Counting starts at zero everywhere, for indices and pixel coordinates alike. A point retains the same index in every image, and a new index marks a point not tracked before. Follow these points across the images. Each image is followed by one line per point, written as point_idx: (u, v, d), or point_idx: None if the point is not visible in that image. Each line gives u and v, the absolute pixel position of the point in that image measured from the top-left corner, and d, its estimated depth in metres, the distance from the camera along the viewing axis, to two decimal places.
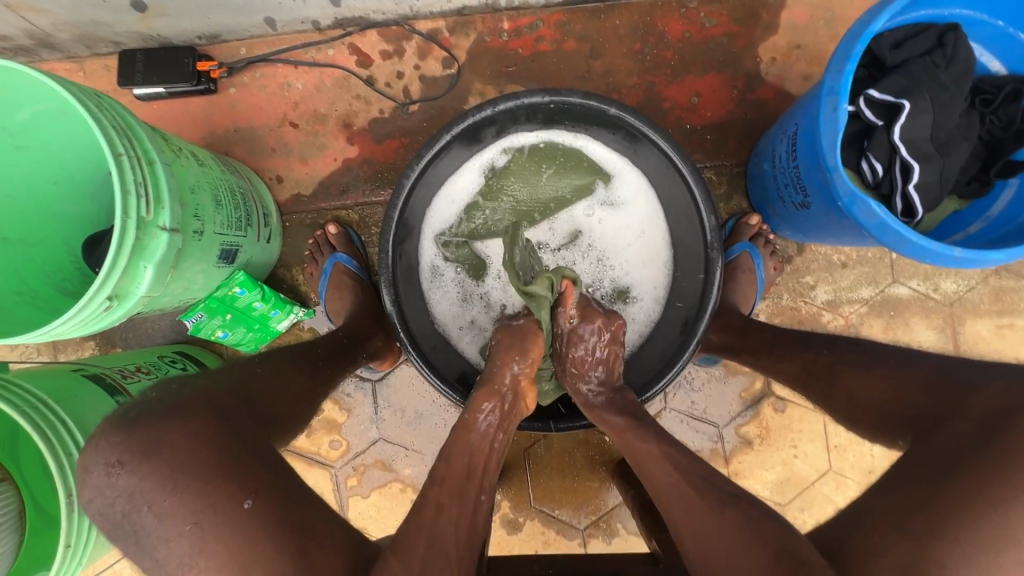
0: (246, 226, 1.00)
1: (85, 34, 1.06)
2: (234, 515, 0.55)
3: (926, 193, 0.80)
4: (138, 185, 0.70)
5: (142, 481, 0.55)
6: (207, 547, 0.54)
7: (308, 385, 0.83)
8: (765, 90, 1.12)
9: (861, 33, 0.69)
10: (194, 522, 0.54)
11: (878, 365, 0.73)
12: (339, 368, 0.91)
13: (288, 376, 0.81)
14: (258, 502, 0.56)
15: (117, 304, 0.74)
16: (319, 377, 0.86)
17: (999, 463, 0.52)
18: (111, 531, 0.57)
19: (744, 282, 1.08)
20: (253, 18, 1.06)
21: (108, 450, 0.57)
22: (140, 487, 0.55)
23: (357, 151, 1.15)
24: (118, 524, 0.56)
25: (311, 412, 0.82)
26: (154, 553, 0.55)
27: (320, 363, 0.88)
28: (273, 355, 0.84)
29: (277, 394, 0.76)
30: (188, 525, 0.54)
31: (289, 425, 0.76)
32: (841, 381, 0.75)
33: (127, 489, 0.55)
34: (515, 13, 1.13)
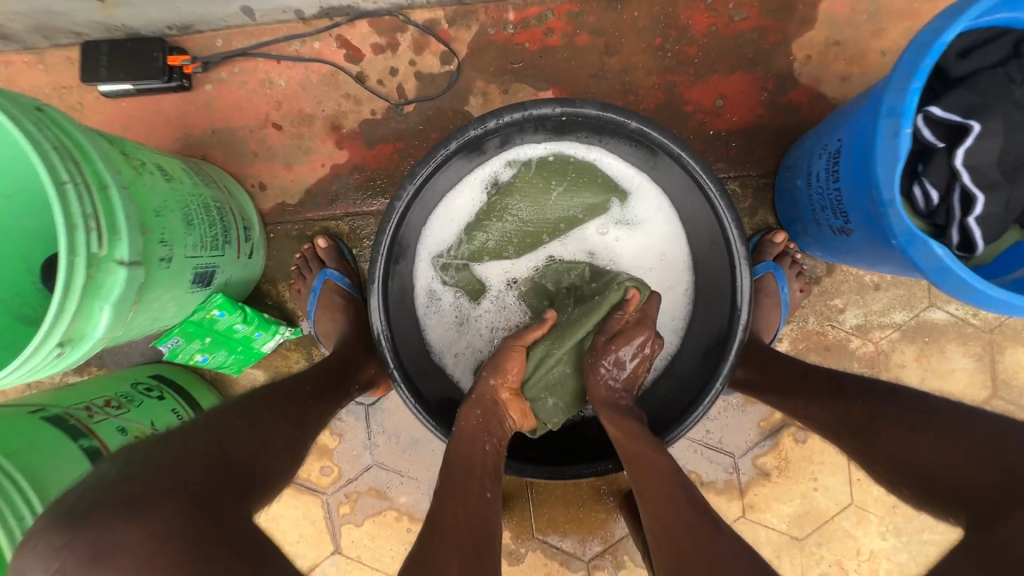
0: (223, 245, 0.90)
1: (40, 24, 0.95)
2: None
3: (988, 226, 0.70)
4: (87, 217, 0.61)
5: None
6: None
7: (295, 432, 0.75)
8: (798, 92, 1.01)
9: (932, 44, 0.59)
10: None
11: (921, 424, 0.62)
12: (330, 407, 0.83)
13: (272, 424, 0.72)
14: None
15: (70, 349, 0.65)
16: (307, 420, 0.78)
17: None
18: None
19: (768, 307, 0.99)
20: (229, 7, 0.95)
21: (49, 554, 0.47)
22: None
23: (347, 156, 1.05)
24: None
25: (300, 461, 0.73)
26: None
27: (309, 405, 0.80)
28: (255, 399, 0.75)
29: (262, 447, 0.68)
30: None
31: (275, 480, 0.68)
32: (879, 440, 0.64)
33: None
34: (522, 2, 1.01)
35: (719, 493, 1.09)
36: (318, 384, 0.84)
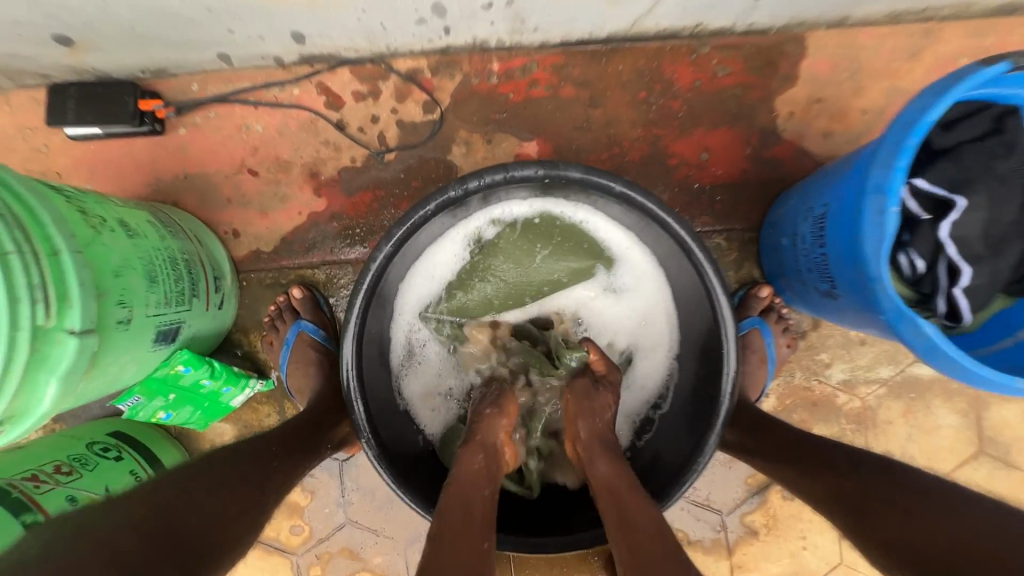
0: (189, 298, 0.86)
1: (4, 67, 0.91)
2: None
3: (973, 297, 0.70)
4: (33, 287, 0.57)
5: None
6: None
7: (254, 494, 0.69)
8: (782, 147, 1.02)
9: (916, 124, 0.59)
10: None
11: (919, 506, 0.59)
12: (297, 466, 0.78)
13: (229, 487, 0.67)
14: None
15: (11, 426, 0.60)
16: (270, 482, 0.73)
17: None
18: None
19: (754, 364, 0.97)
20: (204, 53, 0.92)
21: None
22: None
23: (326, 204, 1.02)
24: None
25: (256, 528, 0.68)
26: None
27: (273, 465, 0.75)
28: (216, 457, 0.71)
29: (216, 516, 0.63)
30: None
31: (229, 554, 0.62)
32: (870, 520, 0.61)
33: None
34: (507, 53, 0.99)
35: (706, 551, 1.06)
36: (285, 442, 0.79)
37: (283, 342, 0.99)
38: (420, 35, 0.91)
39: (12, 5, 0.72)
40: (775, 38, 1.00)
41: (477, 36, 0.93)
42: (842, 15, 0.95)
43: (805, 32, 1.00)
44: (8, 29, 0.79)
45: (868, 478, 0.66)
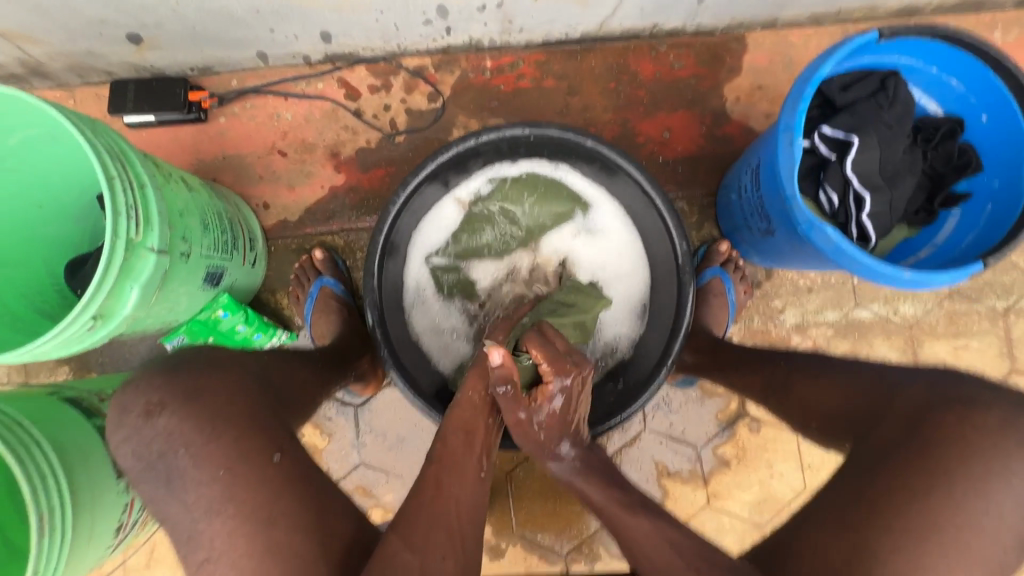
0: (232, 250, 1.01)
1: (76, 63, 1.09)
2: (266, 464, 0.70)
3: (878, 221, 0.86)
4: (128, 207, 0.72)
5: (182, 422, 0.70)
6: (235, 492, 0.67)
7: (311, 379, 0.93)
8: (732, 126, 1.20)
9: (810, 77, 0.77)
10: (228, 468, 0.68)
11: (829, 372, 0.71)
12: (335, 378, 0.99)
13: (295, 368, 0.91)
14: (285, 457, 0.71)
15: (100, 324, 0.75)
16: (322, 375, 0.96)
17: (926, 454, 0.53)
18: (143, 473, 0.69)
19: (716, 305, 1.11)
20: (246, 52, 1.10)
21: (150, 393, 0.71)
22: (181, 426, 0.69)
23: (344, 178, 1.19)
24: (152, 465, 0.69)
25: (312, 406, 0.91)
26: (182, 496, 0.67)
27: (322, 364, 0.98)
28: (277, 356, 0.91)
29: (286, 385, 0.86)
30: (222, 470, 0.68)
31: (299, 409, 0.86)
32: (796, 389, 0.73)
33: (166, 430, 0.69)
34: (498, 52, 1.19)
35: (684, 482, 1.18)
36: (326, 356, 1.00)
37: (307, 295, 1.13)
38: (426, 34, 1.10)
39: (102, 4, 0.91)
40: (721, 38, 1.20)
41: (473, 36, 1.13)
42: (773, 17, 1.16)
43: (745, 33, 1.20)
44: (91, 27, 0.97)
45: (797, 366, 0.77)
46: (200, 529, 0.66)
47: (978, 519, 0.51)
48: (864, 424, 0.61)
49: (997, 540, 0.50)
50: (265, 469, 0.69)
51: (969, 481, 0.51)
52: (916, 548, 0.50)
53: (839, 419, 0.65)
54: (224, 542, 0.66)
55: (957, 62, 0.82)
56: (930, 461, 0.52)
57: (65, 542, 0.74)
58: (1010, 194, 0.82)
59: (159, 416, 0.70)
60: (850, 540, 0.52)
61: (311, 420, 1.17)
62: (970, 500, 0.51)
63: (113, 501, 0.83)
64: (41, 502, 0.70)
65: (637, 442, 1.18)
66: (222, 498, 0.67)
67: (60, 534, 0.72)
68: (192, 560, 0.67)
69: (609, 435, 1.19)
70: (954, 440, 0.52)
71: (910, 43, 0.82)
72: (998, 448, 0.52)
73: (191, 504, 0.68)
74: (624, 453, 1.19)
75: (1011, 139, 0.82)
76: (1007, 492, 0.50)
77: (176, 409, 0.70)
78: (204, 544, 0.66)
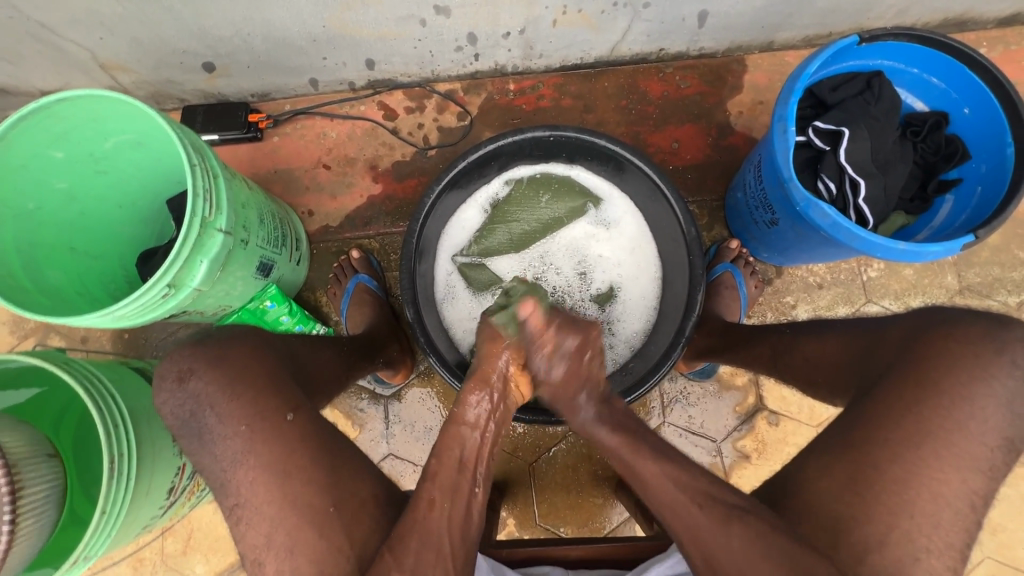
0: (282, 246, 1.12)
1: (157, 91, 1.26)
2: (280, 424, 0.67)
3: (874, 205, 0.93)
4: (205, 192, 0.84)
5: (207, 386, 0.69)
6: (255, 447, 0.66)
7: (338, 359, 0.95)
8: (735, 137, 1.31)
9: (799, 75, 0.86)
10: (248, 424, 0.67)
11: (830, 330, 0.82)
12: (361, 363, 1.02)
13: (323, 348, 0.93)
14: (299, 415, 0.69)
15: (172, 293, 0.85)
16: (348, 358, 0.99)
17: (914, 377, 0.64)
18: (180, 430, 0.69)
19: (728, 297, 1.17)
20: (301, 79, 1.26)
21: (179, 362, 0.71)
22: (205, 391, 0.68)
23: (381, 188, 1.31)
24: (185, 423, 0.69)
25: (341, 383, 0.94)
26: (212, 448, 0.67)
27: (348, 349, 1.00)
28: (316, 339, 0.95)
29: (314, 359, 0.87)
30: (242, 427, 0.67)
31: (325, 387, 0.87)
32: (801, 347, 0.85)
33: (195, 391, 0.69)
34: (520, 77, 1.33)
35: None
36: (353, 344, 1.03)
37: (344, 291, 1.23)
38: (457, 61, 1.25)
39: (187, 36, 1.08)
40: (722, 60, 1.32)
41: (498, 62, 1.27)
42: (769, 40, 1.28)
43: (744, 55, 1.32)
44: (174, 57, 1.14)
45: (798, 330, 0.88)
46: (227, 477, 0.66)
47: (969, 426, 0.61)
48: (861, 363, 0.72)
49: (981, 440, 0.61)
50: (279, 427, 0.67)
51: (954, 390, 0.62)
52: (917, 453, 0.61)
53: (843, 368, 0.75)
54: (247, 490, 0.65)
55: (935, 60, 0.91)
56: (923, 379, 0.63)
57: (127, 489, 0.81)
58: (997, 177, 0.89)
59: (190, 379, 0.69)
60: (850, 459, 0.63)
61: (344, 410, 1.23)
62: (960, 410, 0.61)
63: (169, 462, 0.91)
64: (114, 447, 0.79)
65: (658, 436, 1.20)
66: (242, 451, 0.66)
67: (125, 480, 0.81)
68: (224, 506, 0.66)
69: None
70: (944, 354, 0.64)
71: (889, 46, 0.92)
72: (981, 364, 0.63)
73: (219, 456, 0.67)
74: None
75: (993, 128, 0.90)
76: (991, 399, 0.61)
77: (203, 372, 0.69)
78: (233, 490, 0.66)
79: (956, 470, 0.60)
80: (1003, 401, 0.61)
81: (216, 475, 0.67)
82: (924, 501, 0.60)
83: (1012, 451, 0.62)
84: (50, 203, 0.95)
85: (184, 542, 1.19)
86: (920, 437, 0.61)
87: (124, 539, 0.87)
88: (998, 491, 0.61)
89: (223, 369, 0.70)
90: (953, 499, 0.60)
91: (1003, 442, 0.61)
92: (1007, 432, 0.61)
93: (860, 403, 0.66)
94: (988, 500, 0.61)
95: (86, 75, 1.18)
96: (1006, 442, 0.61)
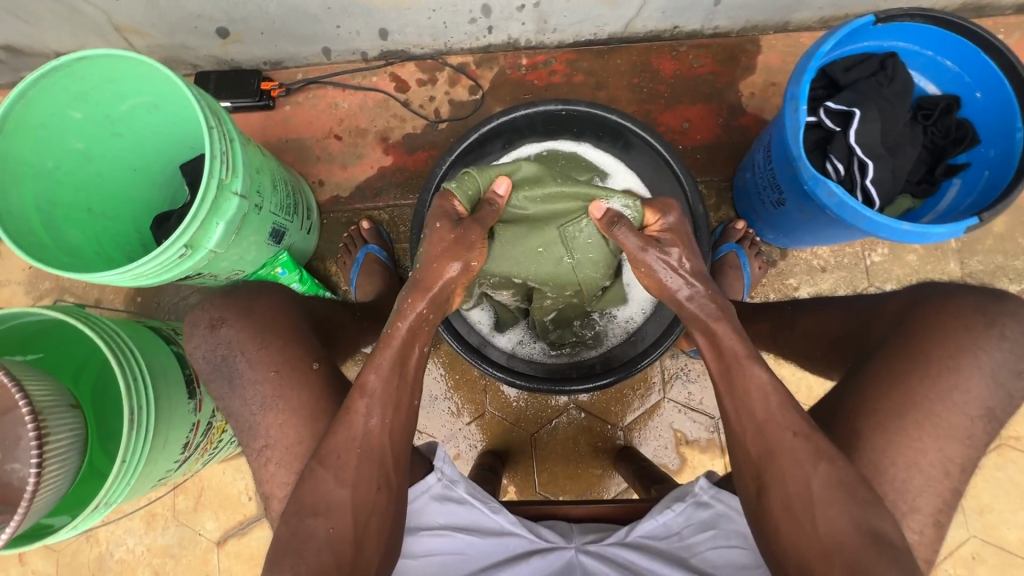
0: (294, 214, 1.14)
1: (170, 56, 1.26)
2: (307, 370, 0.78)
3: (881, 187, 0.94)
4: (222, 155, 0.85)
5: (239, 332, 0.81)
6: (287, 388, 0.76)
7: (343, 326, 0.98)
8: (746, 118, 1.31)
9: (813, 53, 0.86)
10: (277, 369, 0.78)
11: None
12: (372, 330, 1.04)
13: (325, 320, 0.94)
14: (323, 365, 0.80)
15: (189, 254, 0.87)
16: (353, 326, 1.00)
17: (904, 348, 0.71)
18: (210, 374, 0.80)
19: (732, 277, 1.19)
20: (314, 47, 1.26)
21: (214, 310, 0.83)
22: (236, 336, 0.80)
23: (392, 160, 1.32)
24: (217, 366, 0.80)
25: (341, 347, 0.97)
26: (241, 392, 0.78)
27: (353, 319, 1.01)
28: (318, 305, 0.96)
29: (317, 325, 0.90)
30: (272, 372, 0.77)
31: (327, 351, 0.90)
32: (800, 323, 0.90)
33: (227, 338, 0.80)
34: (532, 51, 1.32)
35: (702, 450, 1.22)
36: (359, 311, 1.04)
37: (354, 261, 1.24)
38: (470, 33, 1.25)
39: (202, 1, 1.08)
40: (736, 40, 1.32)
41: (511, 35, 1.27)
42: (784, 21, 1.28)
43: (759, 35, 1.32)
44: (189, 21, 1.14)
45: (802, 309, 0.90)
46: (256, 417, 0.76)
47: (951, 393, 0.68)
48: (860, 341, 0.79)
49: (963, 410, 0.68)
50: (307, 373, 0.78)
51: (944, 361, 0.69)
52: (901, 421, 0.69)
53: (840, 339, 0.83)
54: (277, 426, 0.75)
55: (950, 43, 0.91)
56: None
57: (146, 442, 0.84)
58: (1005, 160, 0.90)
59: (222, 326, 0.81)
60: None
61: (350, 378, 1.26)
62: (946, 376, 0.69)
63: (184, 418, 0.94)
64: (133, 400, 0.82)
65: (657, 411, 1.23)
66: (274, 396, 0.77)
67: (145, 432, 0.84)
68: (253, 443, 0.77)
69: (629, 403, 1.24)
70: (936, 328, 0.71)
71: (905, 27, 0.92)
72: (969, 332, 0.70)
73: (249, 401, 0.78)
74: (644, 422, 1.23)
75: (1003, 113, 0.91)
76: (973, 370, 0.69)
77: (234, 320, 0.81)
78: (262, 429, 0.76)
79: (933, 439, 0.68)
80: (987, 372, 0.69)
81: (246, 414, 0.77)
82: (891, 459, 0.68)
83: (991, 421, 0.70)
84: (68, 163, 0.96)
85: (194, 500, 1.23)
86: (906, 408, 0.69)
87: (141, 491, 0.90)
88: (971, 457, 0.69)
89: (254, 320, 0.82)
90: (929, 470, 0.68)
91: (983, 412, 0.69)
92: (989, 402, 0.69)
93: (858, 377, 0.73)
94: (963, 469, 0.69)
95: (101, 38, 1.18)
96: (987, 412, 0.69)
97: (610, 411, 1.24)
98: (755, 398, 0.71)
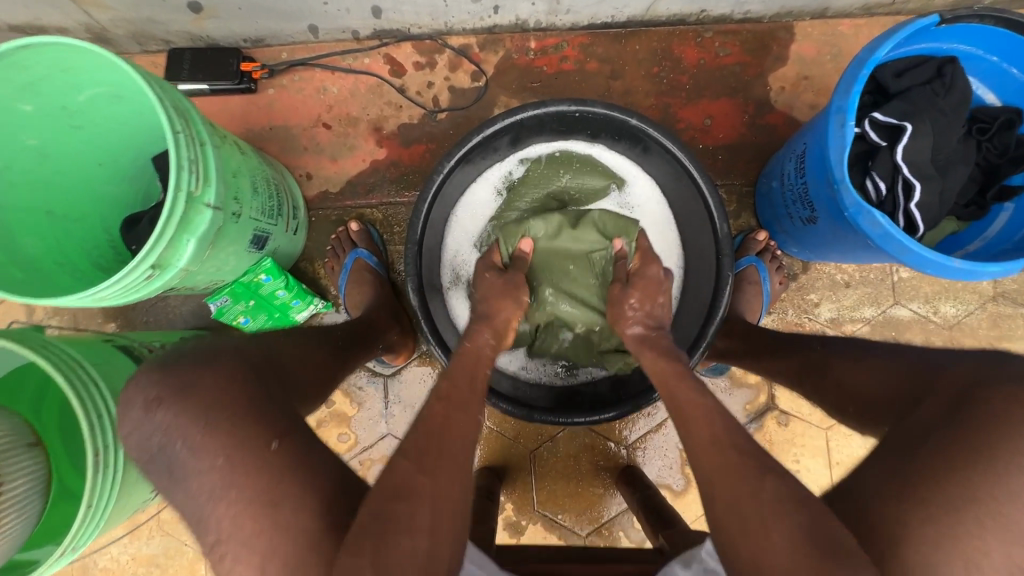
0: (277, 216, 1.04)
1: (138, 30, 1.13)
2: (263, 453, 0.54)
3: (927, 212, 0.85)
4: (191, 163, 0.74)
5: (176, 417, 0.55)
6: None
7: (327, 361, 0.82)
8: (774, 116, 1.19)
9: (867, 60, 0.75)
10: (226, 457, 0.54)
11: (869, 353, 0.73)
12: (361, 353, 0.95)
13: (310, 349, 0.80)
14: (287, 443, 0.56)
15: (157, 274, 0.77)
16: (338, 359, 0.86)
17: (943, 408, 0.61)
18: (146, 464, 0.57)
19: (750, 293, 1.11)
20: (298, 25, 1.13)
21: (146, 386, 0.57)
22: (174, 422, 0.55)
23: (386, 153, 1.21)
24: (152, 459, 0.56)
25: (328, 388, 0.80)
26: None
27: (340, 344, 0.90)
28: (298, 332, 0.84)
29: (300, 364, 0.75)
30: (220, 460, 0.54)
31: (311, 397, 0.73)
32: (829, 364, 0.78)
33: (162, 423, 0.55)
34: (542, 34, 1.20)
35: None
36: (347, 333, 0.95)
37: (344, 265, 1.16)
38: (473, 13, 1.12)
39: None
40: (768, 26, 1.19)
41: (519, 16, 1.14)
42: (822, 7, 1.15)
43: (793, 22, 1.19)
44: None
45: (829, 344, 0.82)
46: None
47: None
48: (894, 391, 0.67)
49: None
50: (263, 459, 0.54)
51: None
52: None
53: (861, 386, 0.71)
54: None
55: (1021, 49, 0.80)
56: None
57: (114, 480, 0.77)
58: None
59: (158, 408, 0.55)
60: None
61: (342, 387, 1.20)
62: None
63: None
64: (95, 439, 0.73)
65: (663, 429, 1.17)
66: (225, 484, 0.54)
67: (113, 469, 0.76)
68: None
69: (635, 420, 1.19)
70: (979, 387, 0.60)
71: (971, 29, 0.81)
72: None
73: (194, 493, 0.54)
74: (649, 440, 1.18)
75: None
76: None
77: (171, 400, 0.55)
78: None
79: None
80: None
81: None
82: (956, 574, 0.47)
83: None
84: (22, 160, 0.86)
85: None
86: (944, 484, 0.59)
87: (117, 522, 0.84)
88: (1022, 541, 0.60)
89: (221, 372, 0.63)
90: None
91: None
92: None
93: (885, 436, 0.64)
94: None
95: (57, 10, 1.05)
96: None
97: (614, 429, 1.18)
98: (738, 465, 0.59)
